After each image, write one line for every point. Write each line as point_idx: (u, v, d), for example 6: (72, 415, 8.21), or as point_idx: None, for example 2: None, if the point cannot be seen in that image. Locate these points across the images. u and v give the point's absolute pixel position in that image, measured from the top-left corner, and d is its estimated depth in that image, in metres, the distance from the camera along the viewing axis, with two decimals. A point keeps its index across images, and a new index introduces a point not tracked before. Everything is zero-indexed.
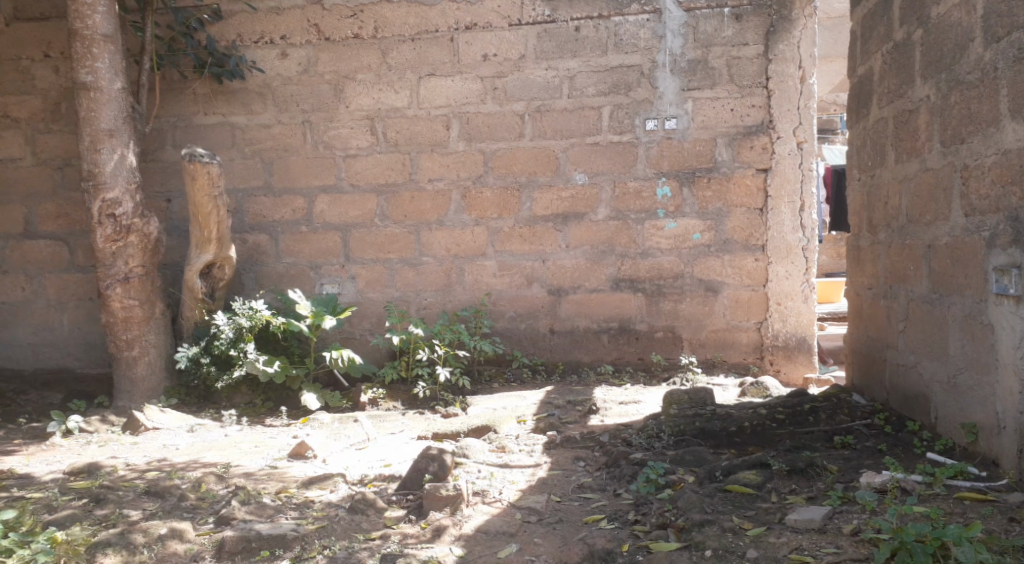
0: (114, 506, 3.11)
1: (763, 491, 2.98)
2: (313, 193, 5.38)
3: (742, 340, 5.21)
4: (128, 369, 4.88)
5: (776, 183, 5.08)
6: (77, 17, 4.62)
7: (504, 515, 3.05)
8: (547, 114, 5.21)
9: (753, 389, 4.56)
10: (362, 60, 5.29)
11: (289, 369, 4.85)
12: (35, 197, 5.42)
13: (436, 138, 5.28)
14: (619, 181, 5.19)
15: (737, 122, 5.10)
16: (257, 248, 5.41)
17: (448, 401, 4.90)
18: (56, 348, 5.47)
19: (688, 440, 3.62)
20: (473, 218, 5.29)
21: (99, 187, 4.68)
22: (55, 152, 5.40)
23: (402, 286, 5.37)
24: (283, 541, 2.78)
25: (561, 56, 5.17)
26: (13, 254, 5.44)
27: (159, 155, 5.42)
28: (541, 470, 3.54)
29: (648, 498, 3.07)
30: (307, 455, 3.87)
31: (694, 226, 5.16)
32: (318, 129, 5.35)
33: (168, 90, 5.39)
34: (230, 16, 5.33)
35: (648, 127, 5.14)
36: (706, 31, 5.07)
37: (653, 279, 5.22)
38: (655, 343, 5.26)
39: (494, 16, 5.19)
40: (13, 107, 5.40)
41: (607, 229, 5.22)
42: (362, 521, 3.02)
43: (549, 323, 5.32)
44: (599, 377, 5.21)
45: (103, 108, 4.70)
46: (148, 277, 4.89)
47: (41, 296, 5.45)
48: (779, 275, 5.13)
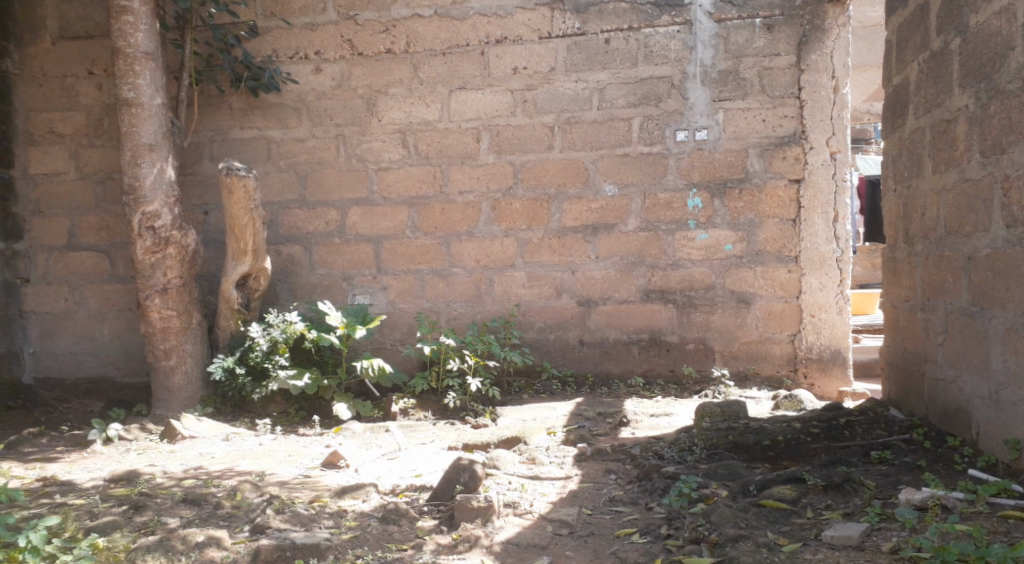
0: (153, 513, 3.16)
1: (798, 507, 2.96)
2: (346, 206, 5.44)
3: (775, 352, 5.15)
4: (166, 378, 4.96)
5: (809, 194, 5.03)
6: (121, 36, 4.75)
7: (535, 528, 3.05)
8: (576, 126, 5.23)
9: (786, 401, 4.51)
10: (394, 74, 5.36)
11: (321, 379, 4.90)
12: (77, 210, 5.55)
13: (466, 150, 5.32)
14: (649, 193, 5.18)
15: (769, 132, 5.06)
16: (291, 259, 5.48)
17: (478, 411, 4.90)
18: (96, 357, 5.58)
19: (721, 454, 3.59)
20: (502, 229, 5.32)
21: (139, 200, 4.79)
22: (97, 166, 5.53)
23: (432, 296, 5.41)
24: (317, 550, 2.80)
25: (591, 68, 5.19)
26: (56, 266, 5.58)
27: (197, 168, 5.53)
28: (572, 482, 3.53)
29: (680, 512, 3.04)
30: (339, 464, 3.90)
31: (726, 237, 5.13)
32: (351, 142, 5.42)
33: (206, 105, 5.50)
34: (266, 33, 5.43)
35: (679, 138, 5.13)
36: (737, 42, 5.06)
37: (684, 290, 5.19)
38: (686, 355, 5.22)
39: (525, 29, 5.23)
40: (58, 123, 5.54)
41: (638, 240, 5.21)
42: (394, 531, 3.04)
43: (579, 334, 5.31)
44: (629, 390, 5.18)
45: (144, 123, 4.81)
46: (186, 288, 4.97)
47: (83, 307, 5.57)
48: (812, 286, 5.07)
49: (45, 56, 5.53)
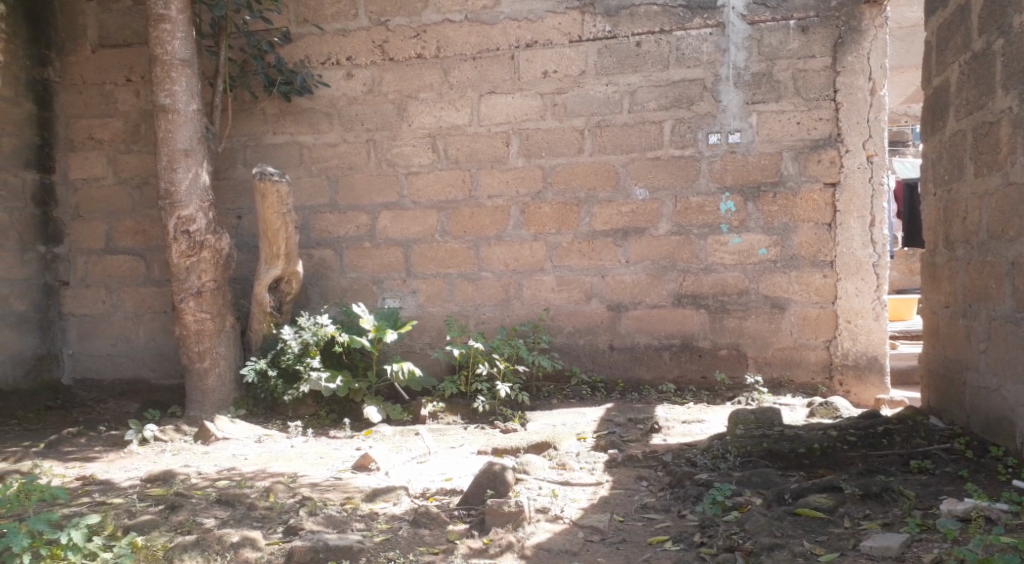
0: (188, 513, 3.19)
1: (835, 516, 2.90)
2: (377, 210, 5.47)
3: (810, 359, 5.07)
4: (200, 380, 5.02)
5: (844, 198, 4.95)
6: (158, 43, 4.82)
7: (566, 534, 3.02)
8: (607, 129, 5.20)
9: (822, 409, 4.43)
10: (424, 79, 5.37)
11: (352, 382, 4.92)
12: (115, 215, 5.64)
13: (496, 154, 5.32)
14: (680, 197, 5.14)
15: (803, 135, 4.99)
16: (322, 263, 5.52)
17: (507, 416, 4.89)
18: (132, 359, 5.66)
19: (755, 461, 3.53)
20: (531, 233, 5.30)
21: (174, 205, 4.85)
22: (134, 171, 5.62)
23: (461, 300, 5.41)
24: (349, 552, 2.81)
25: (622, 71, 5.16)
26: (94, 268, 5.67)
27: (231, 173, 5.60)
28: (603, 489, 3.50)
29: (713, 520, 3.00)
30: (370, 467, 3.91)
31: (760, 241, 5.06)
32: (382, 147, 5.44)
33: (239, 111, 5.56)
34: (299, 39, 5.48)
35: (711, 141, 5.08)
36: (771, 45, 5.00)
37: (716, 295, 5.14)
38: (719, 361, 5.16)
39: (555, 33, 5.22)
40: (96, 129, 5.65)
41: (669, 243, 5.16)
42: (425, 535, 3.04)
43: (609, 339, 5.28)
44: (661, 396, 5.13)
45: (180, 129, 4.88)
46: (219, 291, 5.03)
47: (119, 309, 5.66)
48: (848, 292, 4.99)
49: (85, 64, 5.63)
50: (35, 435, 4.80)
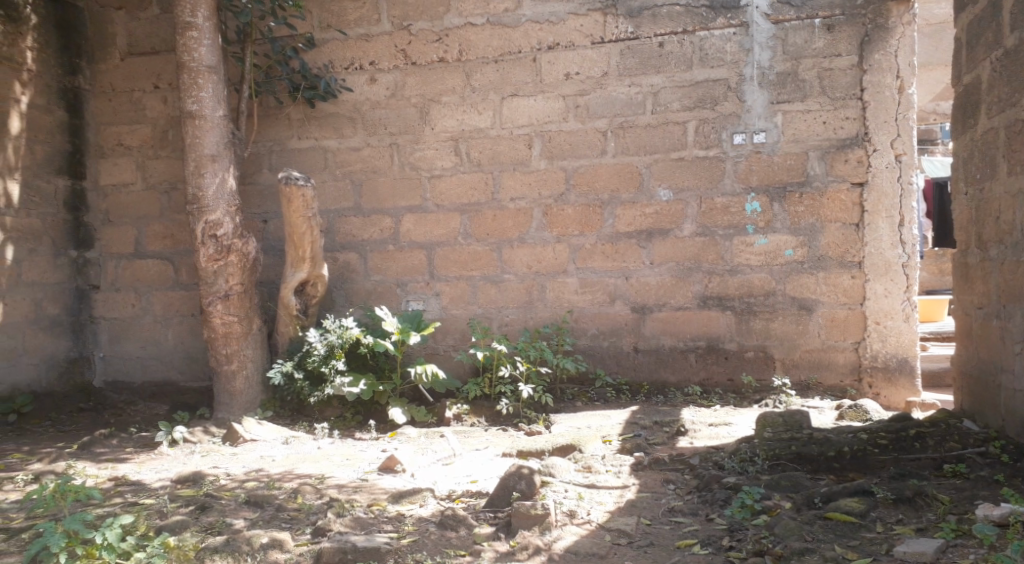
0: (218, 514, 3.22)
1: (867, 520, 2.87)
2: (400, 213, 5.49)
3: (838, 360, 5.01)
4: (227, 382, 5.06)
5: (872, 198, 4.89)
6: (185, 50, 4.88)
7: (593, 536, 3.01)
8: (630, 130, 5.18)
9: (851, 411, 4.38)
10: (446, 83, 5.39)
11: (377, 385, 4.94)
12: (144, 220, 5.72)
13: (518, 156, 5.32)
14: (705, 197, 5.10)
15: (830, 135, 4.94)
16: (347, 266, 5.55)
17: (531, 418, 4.88)
18: (161, 362, 5.73)
19: (784, 465, 3.49)
20: (554, 235, 5.29)
21: (202, 209, 4.91)
22: (162, 176, 5.69)
23: (484, 302, 5.41)
24: (377, 553, 2.82)
25: (645, 72, 5.14)
26: (125, 273, 5.75)
27: (257, 178, 5.65)
28: (629, 492, 3.48)
29: (742, 524, 2.98)
30: (396, 469, 3.92)
31: (786, 242, 5.01)
32: (405, 151, 5.47)
33: (265, 116, 5.61)
34: (322, 44, 5.52)
35: (736, 141, 5.05)
36: (796, 43, 4.95)
37: (743, 296, 5.10)
38: (745, 363, 5.11)
39: (577, 35, 5.21)
40: (125, 136, 5.73)
41: (694, 245, 5.13)
42: (452, 537, 3.04)
43: (633, 342, 5.26)
44: (686, 398, 5.09)
45: (207, 134, 4.94)
46: (246, 294, 5.07)
47: (149, 312, 5.73)
48: (876, 293, 4.92)
49: (114, 71, 5.72)
50: (67, 437, 4.88)
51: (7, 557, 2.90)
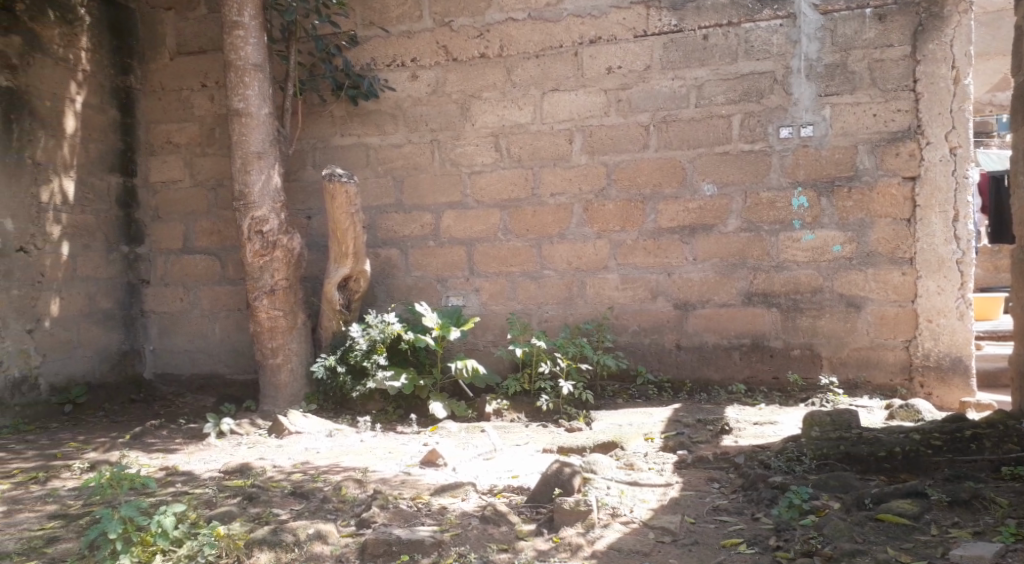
0: (265, 505, 3.28)
1: (921, 523, 2.80)
2: (440, 210, 5.51)
3: (888, 359, 4.88)
4: (273, 376, 5.14)
5: (925, 192, 4.75)
6: (232, 49, 4.95)
7: (636, 534, 2.99)
8: (673, 124, 5.12)
9: (902, 411, 4.25)
10: (487, 79, 5.38)
11: (418, 379, 4.97)
12: (192, 216, 5.82)
13: (559, 152, 5.30)
14: (751, 192, 5.02)
15: (880, 127, 4.81)
16: (388, 262, 5.59)
17: (572, 415, 4.86)
18: (209, 355, 5.83)
19: (833, 465, 3.42)
20: (595, 231, 5.26)
21: (248, 206, 4.98)
22: (210, 173, 5.79)
23: (524, 299, 5.40)
24: (421, 546, 2.84)
25: (688, 65, 5.07)
26: (174, 268, 5.87)
27: (301, 175, 5.72)
28: (673, 490, 3.44)
29: (790, 524, 2.93)
30: (437, 463, 3.94)
31: (834, 238, 4.91)
32: (445, 147, 5.48)
33: (309, 113, 5.67)
34: (365, 42, 5.56)
35: (782, 135, 4.95)
36: (846, 34, 4.83)
37: (789, 294, 5.00)
38: (792, 361, 5.02)
39: (620, 29, 5.16)
40: (174, 134, 5.84)
41: (739, 241, 5.05)
42: (495, 531, 3.04)
43: (676, 339, 5.20)
44: (730, 397, 5.01)
45: (253, 132, 5.01)
46: (291, 289, 5.13)
47: (197, 307, 5.84)
48: (929, 290, 4.78)
49: (163, 71, 5.83)
50: (120, 427, 5.00)
51: (66, 542, 2.98)
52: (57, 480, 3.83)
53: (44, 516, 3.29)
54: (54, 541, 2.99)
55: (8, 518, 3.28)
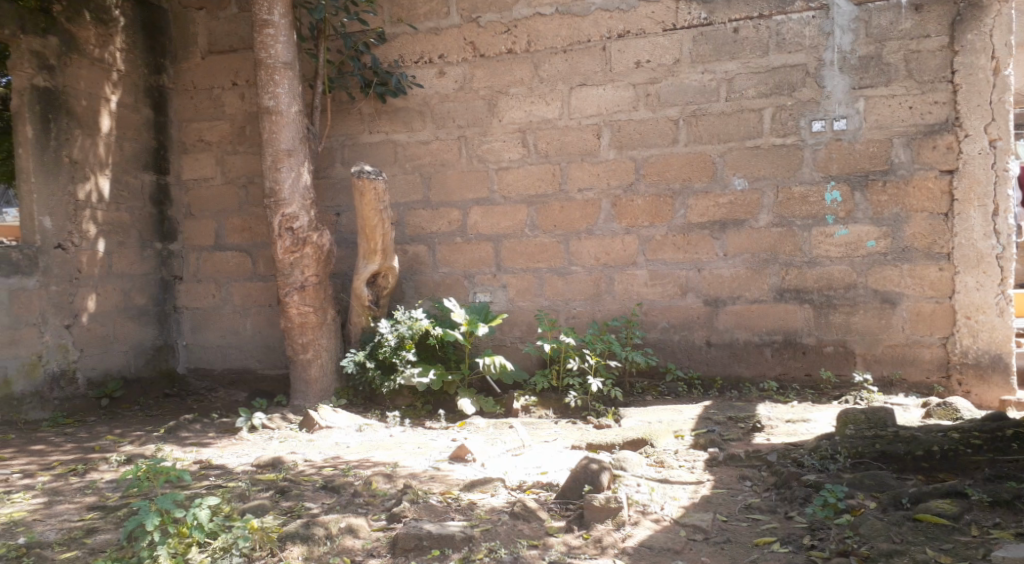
0: (297, 499, 3.30)
1: (961, 523, 2.74)
2: (468, 206, 5.50)
3: (924, 356, 4.79)
4: (303, 371, 5.18)
5: (963, 186, 4.64)
6: (262, 48, 4.99)
7: (668, 531, 2.96)
8: (702, 118, 5.06)
9: (939, 409, 4.18)
10: (515, 74, 5.37)
11: (446, 375, 4.98)
12: (223, 213, 5.89)
13: (587, 147, 5.27)
14: (783, 186, 4.95)
15: (916, 120, 4.72)
16: (416, 259, 5.60)
17: (600, 411, 4.84)
18: (240, 350, 5.89)
19: (867, 463, 3.38)
20: (623, 227, 5.22)
21: (279, 203, 5.02)
22: (241, 171, 5.84)
23: (552, 295, 5.38)
24: (451, 541, 2.85)
25: (719, 58, 5.01)
26: (206, 264, 5.94)
27: (330, 172, 5.75)
28: (704, 487, 3.40)
29: (825, 523, 2.89)
30: (466, 458, 3.94)
31: (868, 233, 4.82)
32: (473, 143, 5.47)
33: (337, 111, 5.70)
34: (393, 39, 5.57)
35: (815, 129, 4.88)
36: (881, 25, 4.74)
37: (822, 289, 4.93)
38: (825, 358, 4.95)
39: (648, 22, 5.12)
40: (206, 132, 5.90)
41: (770, 236, 4.98)
42: (524, 527, 3.03)
43: (706, 335, 5.15)
44: (762, 394, 4.95)
45: (283, 129, 5.04)
46: (322, 285, 5.17)
47: (228, 303, 5.90)
48: (967, 286, 4.67)
49: (195, 70, 5.90)
50: (155, 421, 5.07)
51: (104, 533, 3.03)
52: (95, 472, 3.89)
53: (82, 507, 3.34)
54: (93, 532, 3.04)
55: (49, 509, 3.34)
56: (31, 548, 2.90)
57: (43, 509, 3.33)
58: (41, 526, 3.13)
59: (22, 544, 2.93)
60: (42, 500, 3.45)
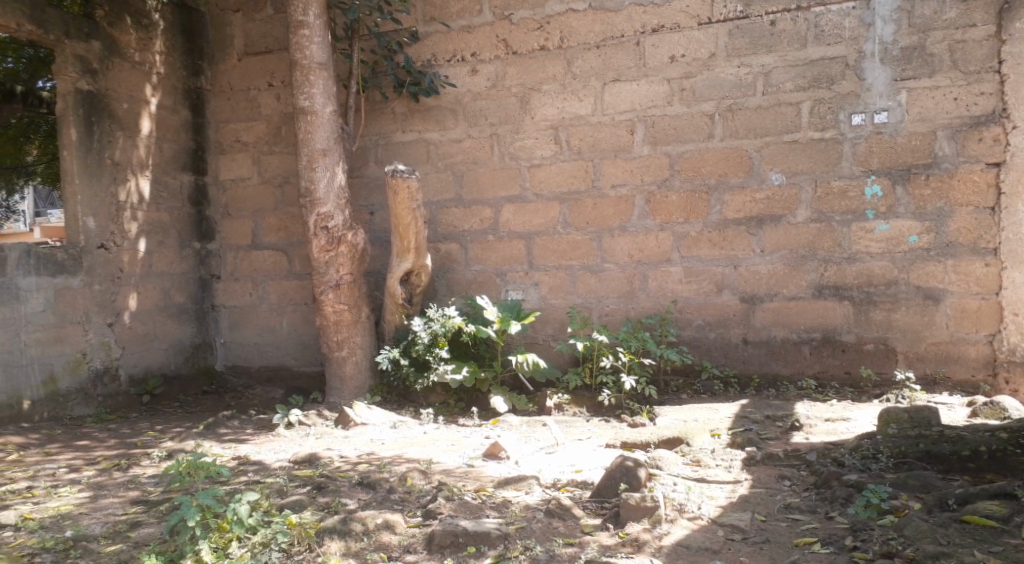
0: (334, 494, 3.32)
1: (1010, 525, 2.66)
2: (500, 204, 5.50)
3: (969, 354, 4.66)
4: (339, 368, 5.21)
5: (1011, 178, 4.50)
6: (298, 49, 5.03)
7: (705, 531, 2.92)
8: (738, 113, 4.99)
9: (986, 409, 4.07)
10: (547, 71, 5.34)
11: (479, 372, 4.98)
12: (259, 212, 5.95)
13: (620, 143, 5.22)
14: (821, 181, 4.86)
15: (961, 112, 4.59)
16: (448, 256, 5.61)
17: (634, 409, 4.80)
18: (277, 347, 5.96)
19: (911, 463, 3.30)
20: (658, 223, 5.17)
21: (314, 202, 5.06)
22: (276, 170, 5.90)
23: (585, 292, 5.34)
24: (487, 538, 2.84)
25: (755, 52, 4.93)
26: (243, 263, 6.01)
27: (364, 171, 5.78)
28: (742, 487, 3.35)
29: (867, 524, 2.83)
30: (500, 456, 3.93)
31: (910, 228, 4.71)
32: (505, 140, 5.46)
33: (371, 110, 5.73)
34: (426, 37, 5.58)
35: (854, 122, 4.78)
36: (924, 15, 4.62)
37: (862, 286, 4.83)
38: (865, 356, 4.85)
39: (683, 16, 5.06)
40: (243, 133, 5.98)
41: (809, 232, 4.90)
42: (560, 525, 3.01)
43: (742, 333, 5.07)
44: (800, 393, 4.87)
45: (319, 129, 5.08)
46: (356, 283, 5.20)
47: (265, 301, 5.96)
48: (1015, 281, 4.53)
49: (232, 72, 5.97)
50: (195, 417, 5.14)
51: (148, 527, 3.07)
52: (137, 467, 3.96)
53: (126, 501, 3.40)
54: (137, 525, 3.09)
55: (94, 503, 3.40)
56: (78, 541, 2.96)
57: (89, 503, 3.40)
58: (86, 519, 3.19)
59: (69, 537, 2.99)
60: (88, 494, 3.52)
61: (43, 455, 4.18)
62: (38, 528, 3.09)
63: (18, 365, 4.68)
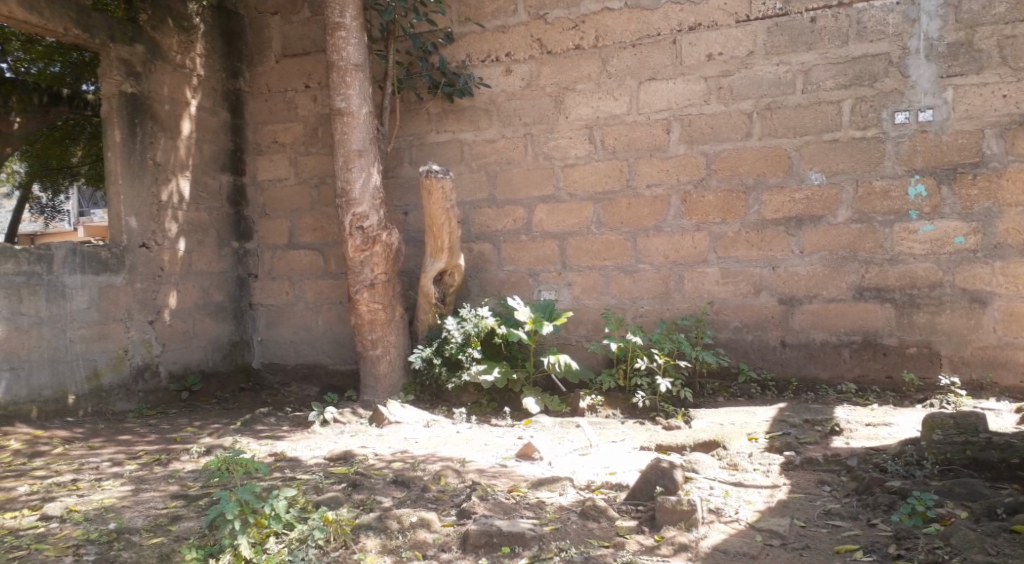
0: (368, 492, 3.32)
1: None
2: (533, 204, 5.48)
3: (1017, 359, 4.53)
4: (373, 366, 5.23)
5: None
6: (335, 50, 5.06)
7: (743, 536, 2.87)
8: (777, 111, 4.91)
9: None
10: (582, 70, 5.31)
11: (511, 372, 4.97)
12: (296, 212, 6.01)
13: (656, 142, 5.17)
14: (863, 181, 4.76)
15: (1010, 109, 4.46)
16: (481, 256, 5.61)
17: (669, 412, 4.75)
18: (312, 346, 6.00)
19: (957, 471, 3.23)
20: (694, 223, 5.11)
21: (350, 202, 5.08)
22: (312, 170, 5.95)
23: (619, 293, 5.30)
24: (521, 539, 2.82)
25: (795, 49, 4.85)
26: (280, 262, 6.08)
27: (398, 171, 5.80)
28: (781, 492, 3.28)
29: (911, 532, 2.76)
30: (533, 456, 3.91)
31: (956, 229, 4.59)
32: (539, 140, 5.44)
33: (406, 111, 5.75)
34: (461, 38, 5.58)
35: (898, 120, 4.67)
36: (971, 10, 4.50)
37: (904, 288, 4.71)
38: (907, 360, 4.73)
39: (720, 14, 4.99)
40: (280, 134, 6.04)
41: (849, 232, 4.80)
42: (595, 527, 2.98)
43: (780, 335, 4.99)
44: (840, 396, 4.77)
45: (354, 130, 5.10)
46: (391, 283, 5.21)
47: (301, 300, 6.02)
48: None
49: (270, 73, 6.04)
50: (232, 414, 5.21)
51: (188, 521, 3.11)
52: (177, 462, 4.01)
53: (167, 495, 3.44)
54: (178, 519, 3.13)
55: (136, 496, 3.45)
56: (121, 534, 3.00)
57: (131, 496, 3.45)
58: (129, 513, 3.23)
59: (112, 530, 3.03)
60: (130, 488, 3.57)
61: (87, 448, 4.26)
62: (83, 520, 3.15)
63: (64, 360, 4.78)
